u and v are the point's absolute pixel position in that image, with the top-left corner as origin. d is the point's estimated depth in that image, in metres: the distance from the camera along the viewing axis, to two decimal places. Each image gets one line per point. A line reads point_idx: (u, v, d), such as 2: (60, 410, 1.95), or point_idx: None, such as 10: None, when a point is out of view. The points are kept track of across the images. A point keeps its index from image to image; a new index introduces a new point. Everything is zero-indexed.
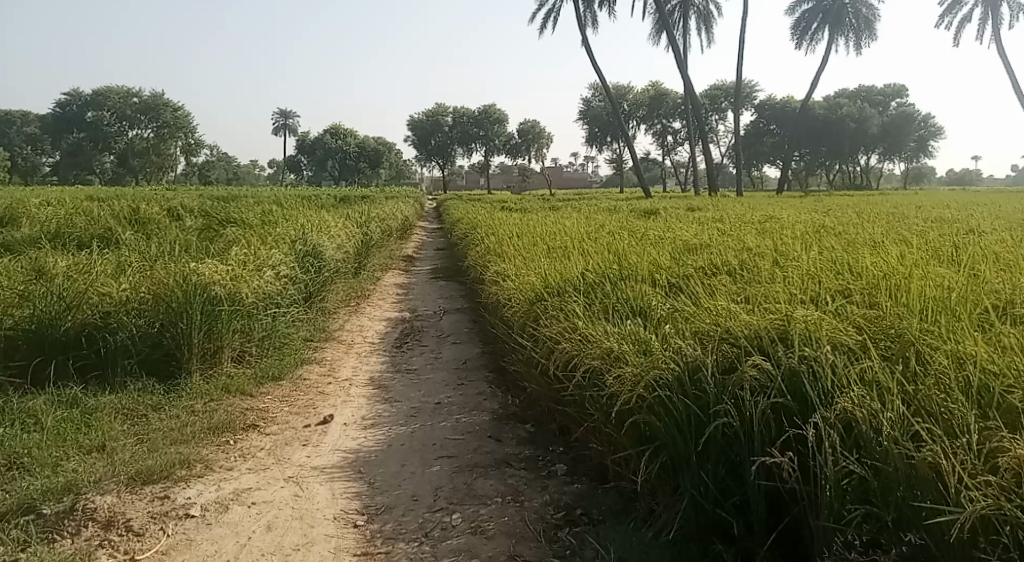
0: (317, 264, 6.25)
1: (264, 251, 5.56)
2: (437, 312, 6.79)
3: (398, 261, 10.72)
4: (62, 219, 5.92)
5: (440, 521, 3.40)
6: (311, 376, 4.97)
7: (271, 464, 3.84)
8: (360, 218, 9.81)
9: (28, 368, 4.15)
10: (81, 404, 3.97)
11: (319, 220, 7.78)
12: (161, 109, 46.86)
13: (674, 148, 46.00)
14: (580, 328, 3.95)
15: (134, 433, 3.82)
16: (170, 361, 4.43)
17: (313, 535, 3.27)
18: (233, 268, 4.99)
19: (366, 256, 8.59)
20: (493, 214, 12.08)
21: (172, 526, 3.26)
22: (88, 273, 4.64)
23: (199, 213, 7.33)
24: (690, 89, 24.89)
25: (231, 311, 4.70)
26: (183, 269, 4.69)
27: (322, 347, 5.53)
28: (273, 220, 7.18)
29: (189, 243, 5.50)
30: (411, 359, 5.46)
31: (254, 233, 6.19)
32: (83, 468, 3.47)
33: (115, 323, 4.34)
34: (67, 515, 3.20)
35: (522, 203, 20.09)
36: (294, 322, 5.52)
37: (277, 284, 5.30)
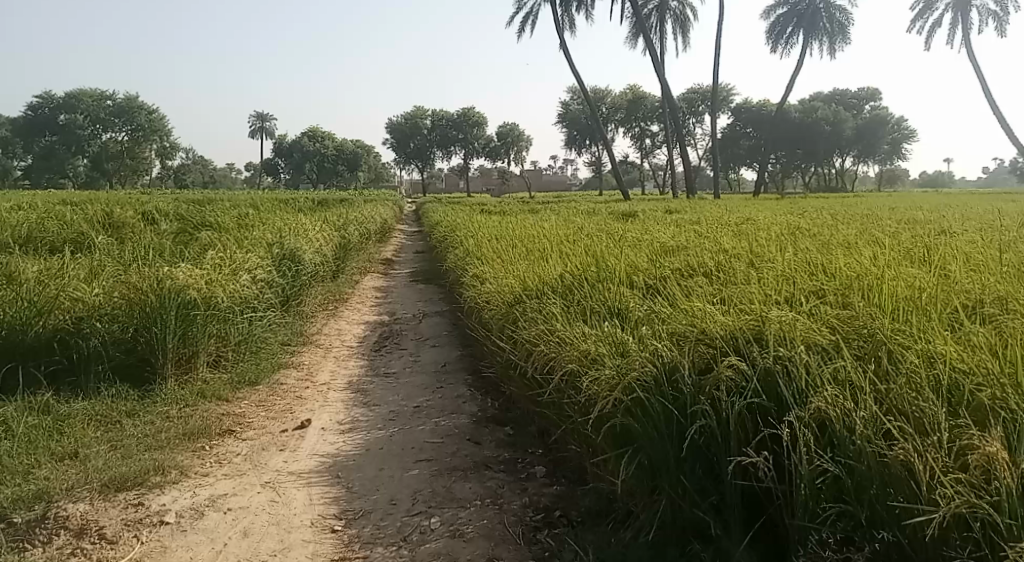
0: (295, 267, 6.20)
1: (240, 255, 5.51)
2: (416, 315, 6.77)
3: (378, 264, 10.70)
4: (33, 222, 5.82)
5: (419, 525, 3.39)
6: (288, 380, 4.94)
7: (248, 469, 3.80)
8: (339, 222, 9.77)
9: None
10: (52, 411, 3.91)
11: (298, 224, 7.72)
12: (136, 112, 46.38)
13: (653, 151, 46.27)
14: (558, 331, 3.96)
15: (108, 439, 3.77)
16: (144, 367, 4.36)
17: (290, 541, 3.26)
18: (209, 272, 4.94)
19: (344, 260, 8.55)
20: (473, 216, 12.07)
21: (146, 533, 3.22)
22: (60, 277, 4.56)
23: (175, 217, 7.23)
24: (666, 91, 25.02)
25: (207, 315, 4.64)
26: (157, 273, 4.63)
27: (301, 352, 5.49)
28: (250, 223, 7.13)
29: (163, 247, 5.43)
30: (390, 362, 5.43)
31: (231, 237, 6.14)
32: (54, 476, 3.43)
33: (88, 329, 4.27)
34: (38, 524, 3.16)
35: (500, 207, 20.19)
36: (272, 326, 5.48)
37: (254, 288, 5.25)
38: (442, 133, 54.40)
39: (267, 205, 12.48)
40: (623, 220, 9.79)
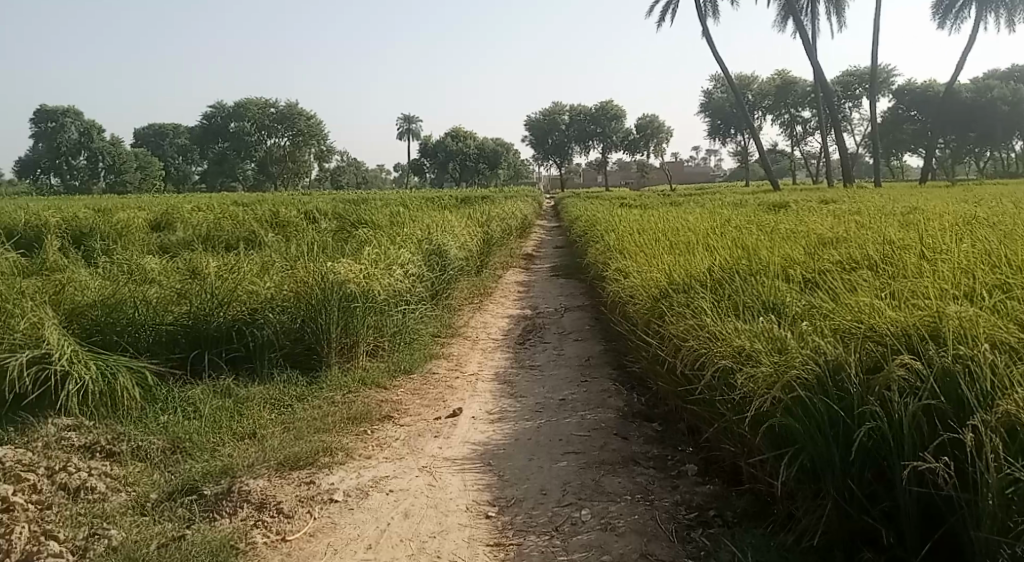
0: (442, 262, 6.43)
1: (393, 251, 5.78)
2: (558, 310, 6.82)
3: (519, 259, 10.90)
4: (211, 223, 6.40)
5: (570, 516, 3.42)
6: (439, 369, 5.13)
7: (406, 453, 3.99)
8: (482, 218, 10.04)
9: (187, 359, 4.44)
10: (234, 394, 4.28)
11: (444, 220, 8.00)
12: (297, 119, 50.08)
13: (806, 138, 43.85)
14: (708, 325, 3.85)
15: (281, 421, 4.08)
16: (311, 354, 4.70)
17: (448, 523, 3.40)
18: (366, 267, 5.22)
19: (487, 255, 8.78)
20: (615, 210, 11.95)
21: (318, 510, 3.49)
22: (236, 272, 4.98)
23: (332, 216, 7.72)
24: (819, 75, 23.63)
25: (365, 307, 4.92)
26: (321, 268, 4.96)
27: (450, 343, 5.69)
28: (400, 221, 7.48)
29: (325, 244, 5.81)
30: (535, 355, 5.51)
31: (384, 234, 6.46)
32: (236, 454, 3.77)
33: (262, 320, 4.61)
34: (226, 496, 3.49)
35: (643, 200, 19.94)
36: (423, 318, 5.71)
37: (406, 282, 5.50)
38: (581, 130, 54.48)
39: (418, 203, 13.04)
40: (771, 211, 9.37)
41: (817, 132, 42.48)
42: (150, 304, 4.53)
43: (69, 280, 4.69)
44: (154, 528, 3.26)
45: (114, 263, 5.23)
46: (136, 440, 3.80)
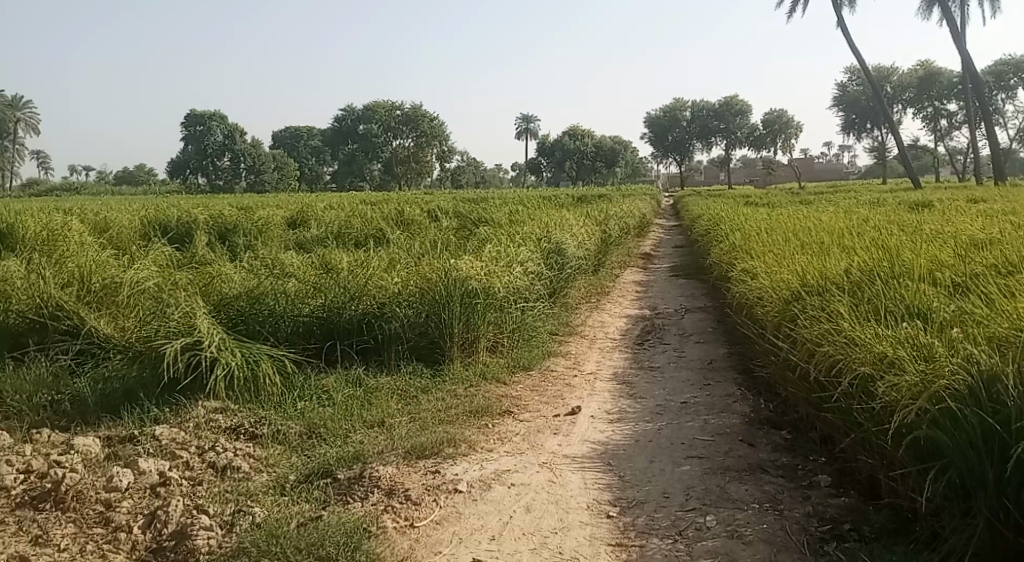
0: (560, 261, 6.47)
1: (513, 249, 5.87)
2: (677, 311, 6.70)
3: (637, 258, 10.79)
4: (341, 221, 6.73)
5: (694, 521, 3.35)
6: (558, 367, 5.17)
7: (526, 449, 4.04)
8: (599, 216, 10.01)
9: (321, 348, 4.74)
10: (364, 383, 4.48)
11: (561, 219, 8.04)
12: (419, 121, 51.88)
13: (950, 133, 40.77)
14: (845, 330, 3.66)
15: (407, 412, 4.24)
16: (435, 348, 4.86)
17: (569, 521, 3.42)
18: (488, 265, 5.33)
19: (604, 254, 8.76)
20: (737, 209, 11.55)
21: (443, 499, 3.60)
22: (366, 268, 5.21)
23: (452, 215, 7.93)
24: (970, 65, 21.90)
25: (486, 304, 5.02)
26: (445, 265, 5.09)
27: (567, 341, 5.72)
28: (519, 219, 7.59)
29: (448, 242, 5.97)
30: (655, 356, 5.44)
31: (504, 232, 6.58)
32: (367, 441, 3.95)
33: (389, 313, 4.82)
34: (357, 481, 3.66)
35: (769, 198, 19.21)
36: (541, 316, 5.77)
37: (525, 280, 5.57)
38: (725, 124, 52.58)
39: (534, 202, 13.17)
40: (912, 211, 8.74)
41: (960, 126, 39.40)
42: (288, 296, 4.81)
43: (217, 272, 5.04)
44: (293, 508, 3.48)
45: (256, 257, 5.60)
46: (276, 424, 4.06)
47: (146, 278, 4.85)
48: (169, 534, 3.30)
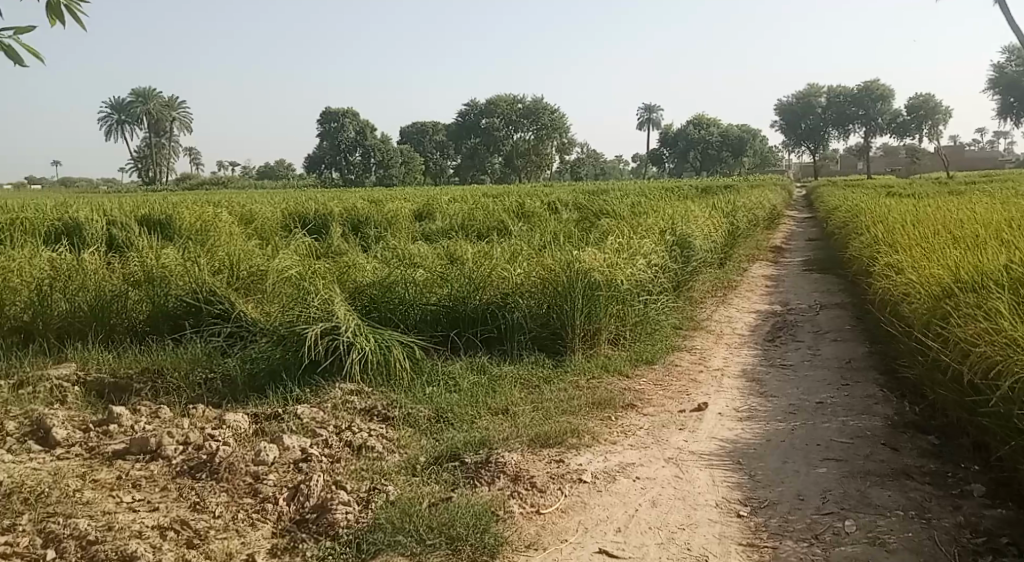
0: (683, 255, 6.36)
1: (636, 241, 5.82)
2: (812, 307, 6.43)
3: (767, 252, 10.42)
4: (464, 213, 6.92)
5: (832, 526, 3.20)
6: (683, 362, 5.07)
7: (651, 443, 3.99)
8: (727, 209, 9.74)
9: (447, 338, 4.86)
10: (488, 371, 4.58)
11: (683, 210, 7.85)
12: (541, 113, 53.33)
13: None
14: (1006, 329, 3.37)
15: (531, 400, 4.30)
16: (557, 339, 4.89)
17: (697, 517, 3.35)
18: (610, 256, 5.30)
19: (731, 248, 8.54)
20: (876, 201, 10.82)
21: (569, 488, 3.62)
22: (489, 259, 5.32)
23: (573, 207, 7.96)
24: None
25: (609, 296, 5.00)
26: (568, 256, 5.08)
27: (691, 336, 5.60)
28: (642, 210, 7.53)
29: (571, 234, 6.01)
30: (787, 354, 5.24)
31: (626, 223, 6.55)
32: (492, 428, 4.03)
33: (512, 304, 4.91)
34: (484, 466, 3.74)
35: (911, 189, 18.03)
36: (664, 310, 5.68)
37: (649, 272, 5.51)
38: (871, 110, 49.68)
39: (656, 193, 12.93)
40: None
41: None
42: (417, 285, 4.98)
43: (350, 261, 5.30)
44: (424, 488, 3.61)
45: (386, 247, 5.85)
46: (406, 407, 4.22)
47: (288, 266, 5.18)
48: (311, 507, 3.52)
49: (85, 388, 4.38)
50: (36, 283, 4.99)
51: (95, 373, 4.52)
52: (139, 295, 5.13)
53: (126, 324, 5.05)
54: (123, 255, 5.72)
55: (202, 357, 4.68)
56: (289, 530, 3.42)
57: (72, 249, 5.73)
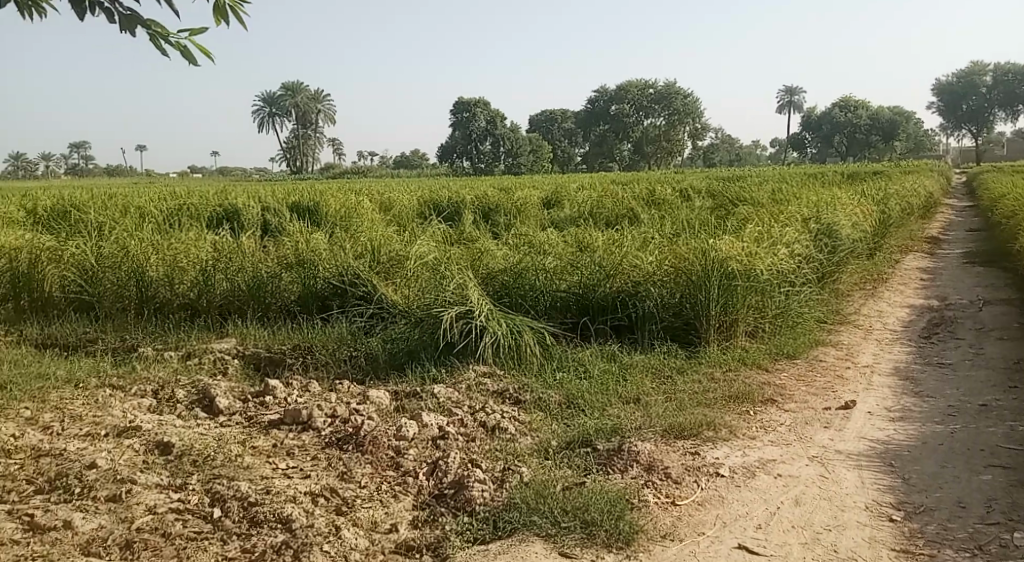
0: (827, 244, 6.24)
1: (776, 228, 5.70)
2: (974, 302, 5.98)
3: (923, 242, 9.77)
4: (595, 201, 7.24)
5: (999, 537, 2.96)
6: (828, 357, 4.84)
7: (793, 440, 3.84)
8: (878, 197, 9.23)
9: (577, 324, 4.95)
10: (618, 359, 4.59)
11: (830, 197, 7.46)
12: (675, 97, 53.42)
13: None
14: None
15: (664, 391, 4.26)
16: (691, 330, 4.83)
17: (845, 519, 3.20)
18: (749, 245, 5.14)
19: (881, 238, 8.09)
20: None
21: (705, 481, 3.55)
22: (620, 247, 5.25)
23: (709, 197, 8.07)
24: None
25: (746, 286, 4.84)
26: (704, 244, 4.94)
27: (837, 330, 5.34)
28: (784, 198, 7.31)
29: (707, 221, 5.98)
30: (945, 352, 4.89)
31: (766, 211, 6.43)
32: (625, 416, 4.02)
33: (644, 293, 4.87)
34: (617, 453, 3.73)
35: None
36: (807, 302, 5.45)
37: (791, 262, 5.37)
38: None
39: (793, 179, 12.39)
40: None
41: None
42: (547, 272, 5.05)
43: (481, 247, 5.46)
44: (557, 472, 3.65)
45: (519, 234, 5.99)
46: (538, 392, 4.29)
47: (425, 252, 5.41)
48: (448, 483, 3.65)
49: (245, 360, 4.77)
50: (202, 264, 5.53)
51: (252, 347, 4.92)
52: (291, 277, 5.52)
53: (280, 304, 5.44)
54: (278, 239, 6.18)
55: (347, 336, 4.97)
56: (428, 504, 3.56)
57: (234, 234, 6.27)
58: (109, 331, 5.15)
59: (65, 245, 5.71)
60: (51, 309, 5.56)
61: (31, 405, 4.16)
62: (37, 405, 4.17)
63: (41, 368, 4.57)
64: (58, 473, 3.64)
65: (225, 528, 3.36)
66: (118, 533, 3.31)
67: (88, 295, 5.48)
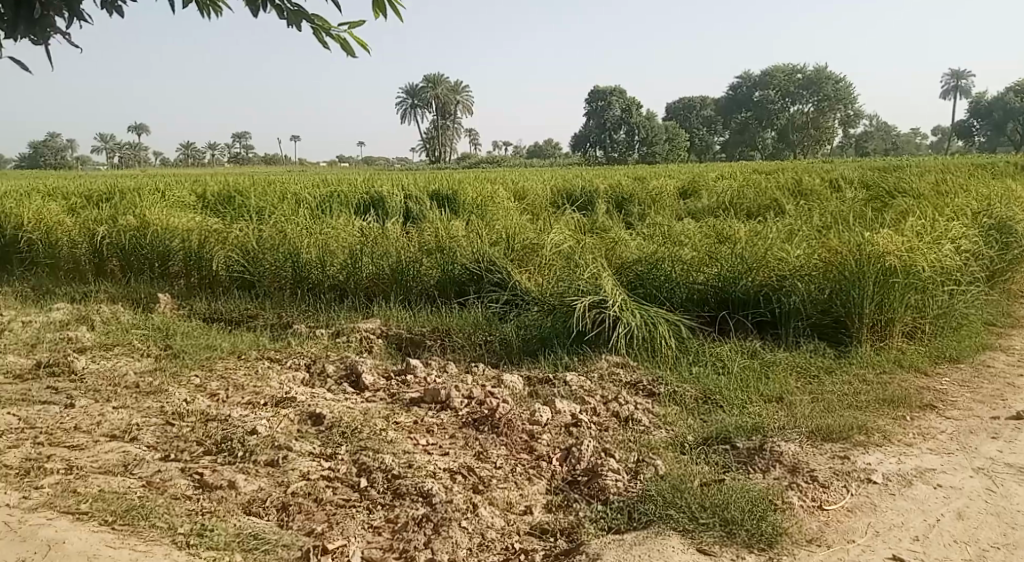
0: (1000, 242, 5.69)
1: (942, 223, 5.35)
2: None
3: None
4: (741, 195, 7.16)
5: None
6: (998, 363, 4.44)
7: (957, 450, 3.57)
8: None
9: (716, 317, 4.92)
10: (760, 356, 4.48)
11: (1002, 190, 6.87)
12: (824, 82, 49.98)
13: None
14: None
15: (809, 391, 4.08)
16: (840, 328, 4.63)
17: (1016, 538, 2.95)
18: (912, 240, 4.88)
19: None
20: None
21: (855, 486, 3.36)
22: (766, 239, 5.21)
23: (864, 190, 7.71)
24: None
25: (905, 283, 4.58)
26: (859, 238, 4.78)
27: (1010, 334, 4.89)
28: (949, 190, 6.81)
29: (862, 215, 5.69)
30: None
31: (929, 204, 6.05)
32: (766, 415, 3.88)
33: (790, 287, 4.77)
34: (758, 452, 3.60)
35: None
36: (974, 303, 5.06)
37: (957, 259, 4.99)
38: None
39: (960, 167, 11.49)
40: None
41: None
42: (684, 264, 5.04)
43: (617, 238, 5.51)
44: (694, 467, 3.57)
45: (655, 225, 5.95)
46: (673, 385, 4.22)
47: (561, 242, 5.47)
48: (582, 470, 3.68)
49: (387, 340, 5.01)
50: (349, 249, 5.81)
51: (394, 328, 5.14)
52: (431, 262, 5.68)
53: (420, 287, 5.62)
54: (418, 227, 6.46)
55: (482, 322, 5.09)
56: (562, 489, 3.60)
57: (378, 221, 6.61)
58: (268, 308, 5.56)
59: (232, 230, 6.30)
60: (217, 286, 6.08)
61: (201, 372, 4.59)
62: (206, 373, 4.58)
63: (209, 339, 5.02)
64: (224, 436, 3.99)
65: (370, 498, 3.54)
66: (276, 496, 3.58)
67: (250, 275, 5.93)
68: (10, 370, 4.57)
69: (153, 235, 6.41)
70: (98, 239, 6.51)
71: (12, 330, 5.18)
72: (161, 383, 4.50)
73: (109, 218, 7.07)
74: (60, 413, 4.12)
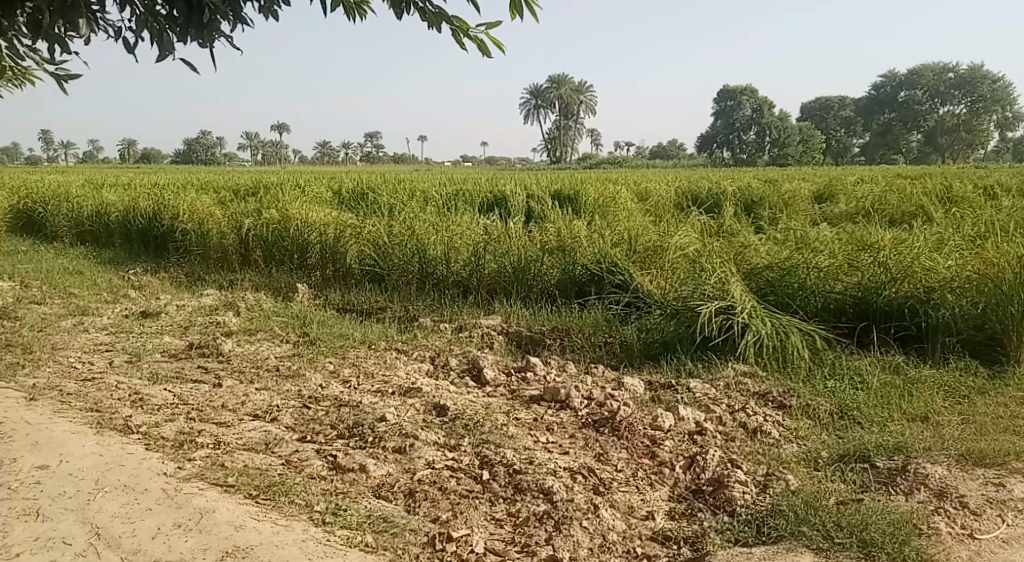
0: None
1: None
2: None
3: None
4: (882, 203, 6.82)
5: None
6: None
7: None
8: None
9: (854, 329, 4.77)
10: (903, 372, 4.27)
11: None
12: (980, 81, 46.83)
13: None
14: None
15: (958, 412, 3.82)
16: (994, 346, 4.32)
17: None
18: None
19: None
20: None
21: (1012, 518, 3.11)
22: (912, 247, 4.99)
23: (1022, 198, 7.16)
24: None
25: None
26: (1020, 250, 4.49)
27: None
28: None
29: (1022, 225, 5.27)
30: None
31: None
32: (909, 434, 3.67)
33: (938, 300, 4.55)
34: (900, 473, 3.40)
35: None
36: None
37: None
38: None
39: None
40: None
41: None
42: (821, 272, 4.93)
43: (743, 241, 5.47)
44: (829, 484, 3.41)
45: (787, 230, 5.78)
46: (806, 398, 4.07)
47: (686, 243, 5.39)
48: (707, 480, 3.60)
49: (507, 337, 5.10)
50: (473, 247, 6.03)
51: (515, 326, 5.23)
52: (552, 262, 5.81)
53: (541, 286, 5.71)
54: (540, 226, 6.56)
55: (603, 323, 5.14)
56: (685, 497, 3.52)
57: (502, 221, 6.75)
58: (396, 301, 5.78)
59: (365, 225, 6.63)
60: (350, 278, 6.38)
61: (334, 359, 4.84)
62: (339, 360, 4.82)
63: (342, 328, 5.27)
64: (355, 421, 4.18)
65: (492, 490, 3.61)
66: (403, 482, 3.71)
67: (380, 268, 6.21)
68: (168, 349, 4.99)
69: (294, 228, 6.86)
70: (245, 230, 7.10)
71: (169, 313, 5.66)
72: (299, 368, 4.78)
73: (255, 212, 7.65)
74: (210, 391, 4.46)
